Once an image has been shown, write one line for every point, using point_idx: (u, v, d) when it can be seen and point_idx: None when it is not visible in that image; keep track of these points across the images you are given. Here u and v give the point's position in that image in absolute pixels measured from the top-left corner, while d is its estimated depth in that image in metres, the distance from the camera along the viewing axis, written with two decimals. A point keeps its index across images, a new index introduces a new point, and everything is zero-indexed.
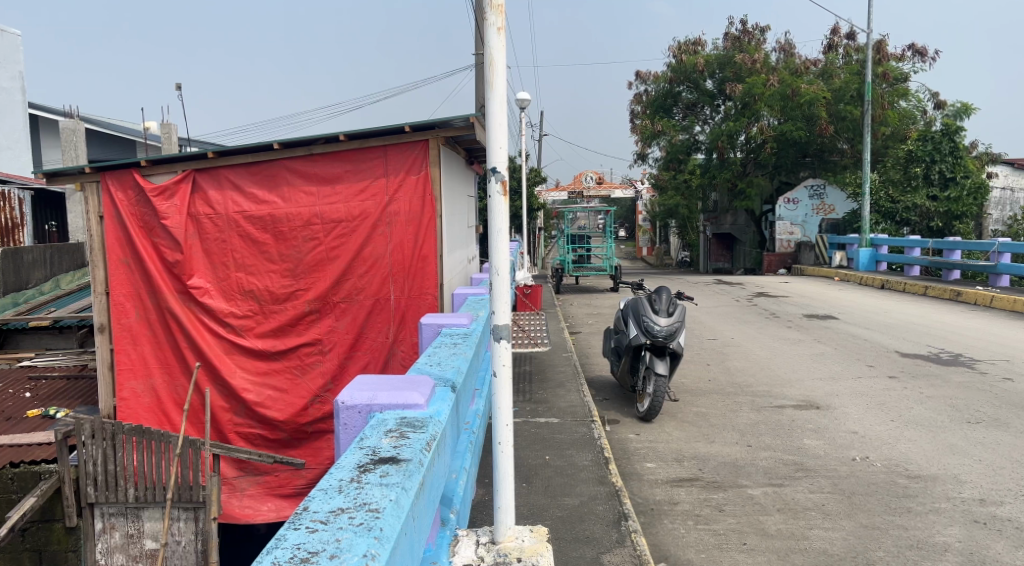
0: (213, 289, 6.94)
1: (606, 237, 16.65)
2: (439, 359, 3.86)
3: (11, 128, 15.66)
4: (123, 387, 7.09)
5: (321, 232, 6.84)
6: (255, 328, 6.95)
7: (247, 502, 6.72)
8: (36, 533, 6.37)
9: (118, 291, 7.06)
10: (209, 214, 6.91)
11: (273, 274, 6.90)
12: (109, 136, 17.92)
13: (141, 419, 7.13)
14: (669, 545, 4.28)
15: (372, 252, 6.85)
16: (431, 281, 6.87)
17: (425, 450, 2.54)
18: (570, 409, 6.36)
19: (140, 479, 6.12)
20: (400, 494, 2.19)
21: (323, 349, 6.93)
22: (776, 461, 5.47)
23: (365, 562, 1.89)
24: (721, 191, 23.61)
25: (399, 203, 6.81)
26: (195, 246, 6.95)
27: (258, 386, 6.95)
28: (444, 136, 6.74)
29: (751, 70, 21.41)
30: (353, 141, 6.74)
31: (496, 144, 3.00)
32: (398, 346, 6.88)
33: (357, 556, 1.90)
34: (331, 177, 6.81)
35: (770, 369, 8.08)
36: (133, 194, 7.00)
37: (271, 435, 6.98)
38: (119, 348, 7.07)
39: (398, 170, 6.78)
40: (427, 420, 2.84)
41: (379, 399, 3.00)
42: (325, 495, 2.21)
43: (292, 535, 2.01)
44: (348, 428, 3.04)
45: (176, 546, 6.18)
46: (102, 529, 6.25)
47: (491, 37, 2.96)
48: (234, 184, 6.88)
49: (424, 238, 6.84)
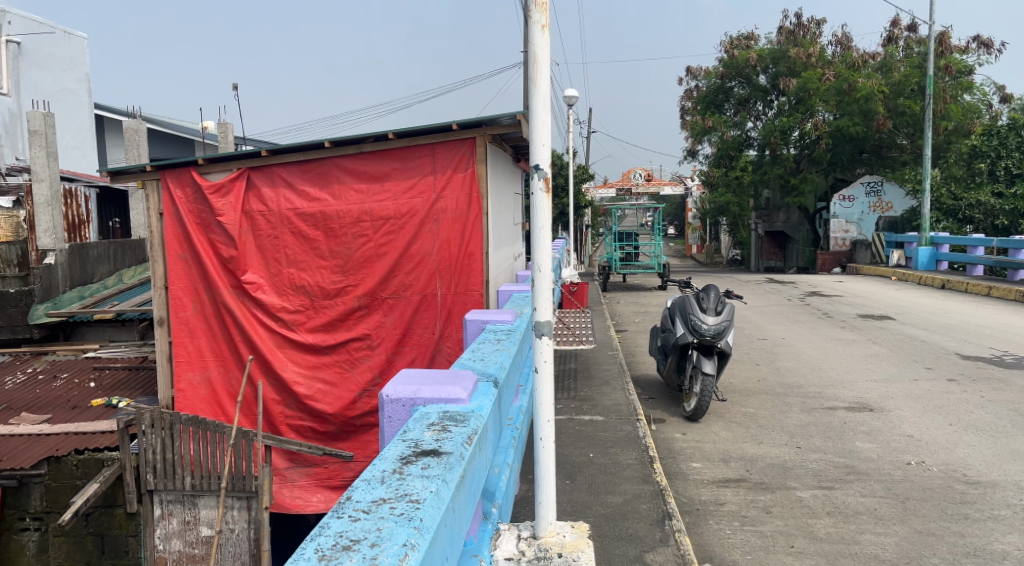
0: (266, 284, 7.12)
1: (654, 235, 16.50)
2: (482, 355, 3.90)
3: (79, 128, 16.33)
4: (181, 378, 7.35)
5: (369, 229, 6.96)
6: (306, 322, 7.11)
7: (298, 492, 6.91)
8: (99, 518, 6.64)
9: (177, 285, 7.31)
10: (263, 211, 7.09)
11: (323, 270, 7.04)
12: (170, 136, 18.50)
13: (197, 410, 7.37)
14: (714, 546, 4.26)
15: (419, 249, 6.94)
16: (477, 278, 6.90)
17: (466, 444, 2.58)
18: (615, 407, 6.35)
19: (197, 468, 6.33)
20: (440, 486, 2.24)
21: (371, 344, 7.05)
22: (826, 464, 5.38)
23: (404, 551, 1.94)
24: (774, 189, 23.22)
25: (446, 200, 6.87)
26: (249, 242, 7.13)
27: (309, 379, 7.12)
28: (491, 133, 6.76)
29: (805, 65, 21.06)
30: (401, 140, 6.84)
31: (539, 141, 3.01)
32: (445, 342, 6.95)
33: (397, 545, 1.95)
34: (380, 175, 6.93)
35: (822, 370, 7.93)
36: (190, 191, 7.23)
37: (321, 428, 7.15)
38: (177, 341, 7.33)
39: (445, 168, 6.85)
40: (469, 414, 2.88)
41: (422, 393, 3.05)
42: (367, 485, 2.26)
43: (335, 523, 2.07)
44: (393, 421, 3.10)
45: (230, 534, 6.36)
46: (161, 515, 6.47)
47: (536, 35, 2.98)
48: (286, 182, 7.05)
49: (470, 235, 6.88)
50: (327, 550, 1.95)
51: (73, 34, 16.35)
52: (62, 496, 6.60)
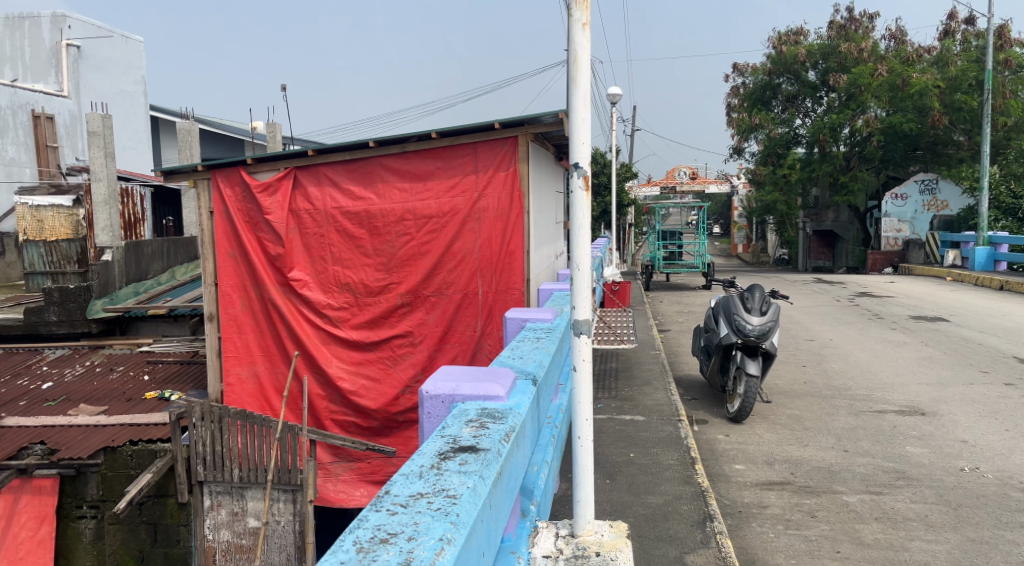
0: (311, 281, 7.25)
1: (698, 233, 16.33)
2: (521, 353, 3.91)
3: (135, 129, 16.86)
4: (230, 372, 7.53)
5: (412, 227, 7.03)
6: (350, 319, 7.22)
7: (342, 486, 7.04)
8: (152, 507, 6.79)
9: (226, 282, 7.49)
10: (309, 209, 7.22)
11: (367, 268, 7.14)
12: (221, 136, 18.94)
13: (245, 404, 7.55)
14: (756, 549, 4.21)
15: (461, 248, 6.99)
16: (518, 276, 6.92)
17: (504, 440, 2.60)
18: (657, 407, 6.31)
19: (245, 461, 6.50)
20: (477, 482, 2.26)
21: (413, 341, 7.13)
22: (875, 468, 5.27)
23: (440, 545, 1.96)
24: (823, 187, 22.77)
25: (488, 199, 6.90)
26: (296, 240, 7.27)
27: (353, 375, 7.23)
28: (533, 132, 6.76)
29: (857, 60, 20.63)
30: (444, 139, 6.89)
31: (579, 139, 3.01)
32: (486, 340, 6.99)
33: (433, 539, 1.98)
34: (424, 174, 6.99)
35: (872, 373, 7.76)
36: (240, 190, 7.40)
37: (364, 423, 7.25)
38: (226, 336, 7.51)
39: (487, 167, 6.88)
40: (507, 411, 2.90)
41: (461, 390, 3.08)
42: (406, 480, 2.30)
43: (374, 516, 2.11)
44: (432, 417, 3.14)
45: (277, 525, 6.52)
46: (211, 506, 6.64)
47: (577, 33, 2.98)
48: (332, 181, 7.16)
49: (511, 233, 6.90)
50: (365, 543, 1.98)
51: (130, 38, 16.84)
52: (116, 485, 6.72)
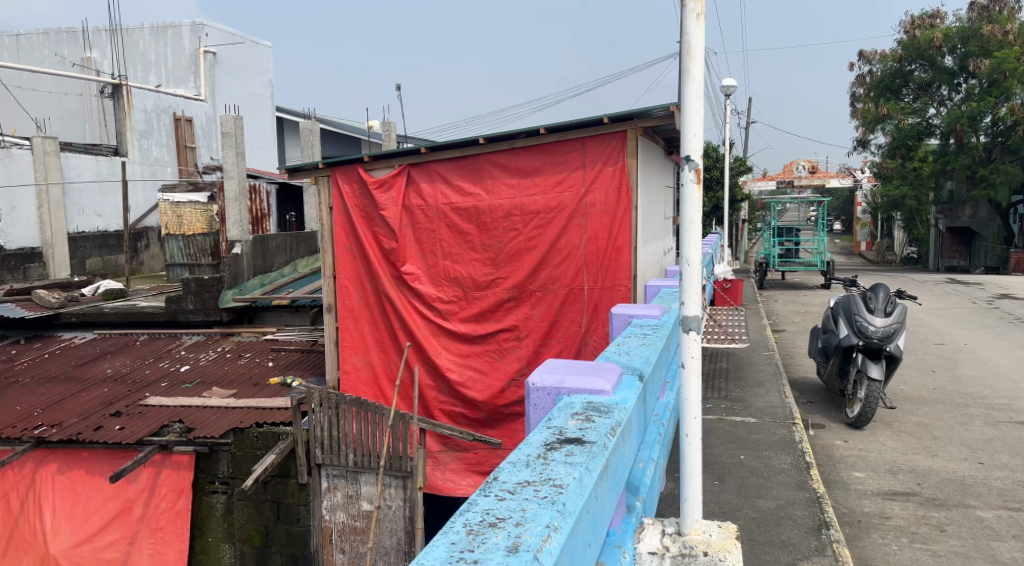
0: (423, 275, 7.46)
1: (818, 230, 15.68)
2: (628, 348, 3.90)
3: (263, 131, 17.85)
4: (346, 361, 7.86)
5: (520, 223, 7.11)
6: (459, 312, 7.38)
7: (449, 475, 7.23)
8: (275, 487, 7.13)
9: (344, 274, 7.82)
10: (421, 205, 7.42)
11: (475, 262, 7.28)
12: (341, 135, 19.74)
13: (360, 391, 7.86)
14: (877, 561, 4.03)
15: (568, 243, 7.01)
16: (625, 272, 6.87)
17: (610, 435, 2.60)
18: (769, 409, 6.13)
19: (359, 446, 6.78)
20: (583, 474, 2.27)
21: (519, 335, 7.21)
22: (1013, 483, 4.93)
23: (547, 532, 1.97)
24: (958, 181, 21.39)
25: (595, 194, 6.89)
26: (408, 235, 7.50)
27: (461, 367, 7.39)
28: (643, 126, 6.68)
29: (1001, 44, 19.29)
30: (553, 135, 6.92)
31: (691, 132, 2.95)
32: (591, 335, 6.99)
33: (541, 526, 1.99)
34: (532, 169, 7.05)
35: (1010, 381, 7.24)
36: (357, 187, 7.70)
37: (471, 415, 7.40)
38: (343, 327, 7.84)
39: (596, 162, 6.87)
40: (612, 405, 2.90)
41: (567, 383, 3.11)
42: (514, 468, 2.34)
43: (483, 500, 2.15)
44: (538, 409, 3.18)
45: (388, 510, 6.78)
46: (328, 487, 6.98)
47: (690, 24, 2.93)
48: (443, 177, 7.34)
49: (619, 228, 6.86)
50: (475, 525, 2.01)
51: (260, 44, 17.83)
52: (244, 464, 7.14)
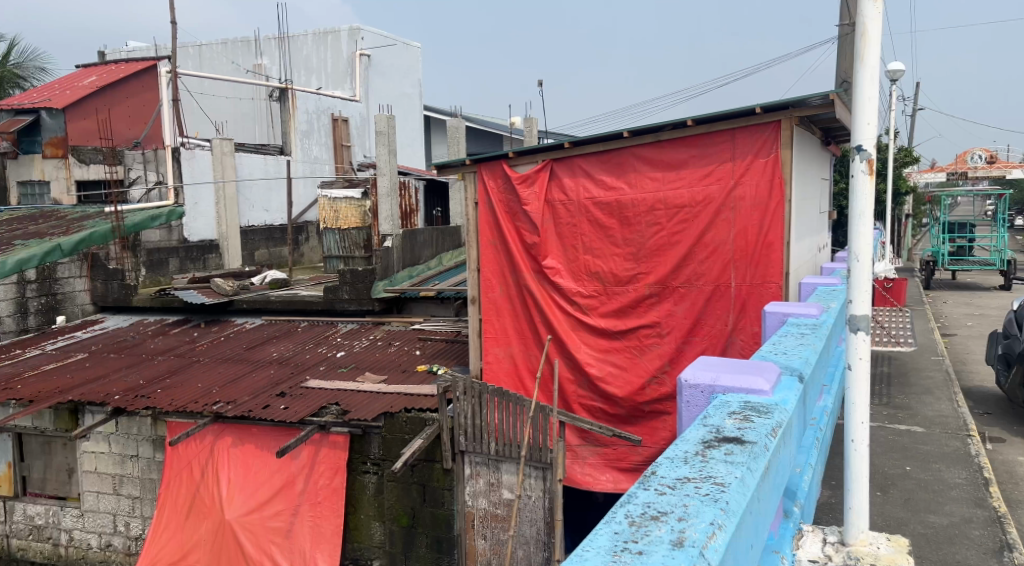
0: (563, 270, 7.50)
1: (994, 227, 14.41)
2: (785, 349, 3.75)
3: (412, 129, 18.58)
4: (488, 352, 8.04)
5: (664, 217, 6.99)
6: (599, 307, 7.35)
7: (589, 469, 7.24)
8: (421, 471, 7.41)
9: (487, 268, 7.99)
10: (563, 200, 7.46)
11: (617, 257, 7.23)
12: (485, 132, 20.18)
13: (501, 382, 8.01)
14: None
15: (714, 238, 6.83)
16: (776, 269, 6.60)
17: (770, 436, 2.52)
18: (939, 419, 5.71)
19: (501, 435, 6.93)
20: (745, 473, 2.21)
21: (661, 332, 7.10)
22: None
23: (711, 529, 1.93)
24: None
25: (745, 187, 6.66)
26: (550, 230, 7.56)
27: (600, 362, 7.37)
28: (799, 116, 6.39)
29: None
30: (701, 126, 6.74)
31: (863, 120, 2.79)
32: (738, 334, 6.79)
33: (704, 522, 1.95)
34: (677, 162, 6.91)
35: None
36: (501, 182, 7.83)
37: (611, 410, 7.37)
38: (485, 319, 8.02)
39: (746, 154, 6.65)
40: (772, 406, 2.80)
41: (722, 381, 3.03)
42: (672, 463, 2.32)
43: (642, 494, 2.14)
44: (691, 407, 3.11)
45: (528, 500, 6.90)
46: (471, 474, 7.20)
47: (866, 6, 2.76)
48: (586, 172, 7.34)
49: (770, 223, 6.61)
50: (635, 517, 2.01)
51: (411, 45, 18.55)
52: (394, 447, 7.47)
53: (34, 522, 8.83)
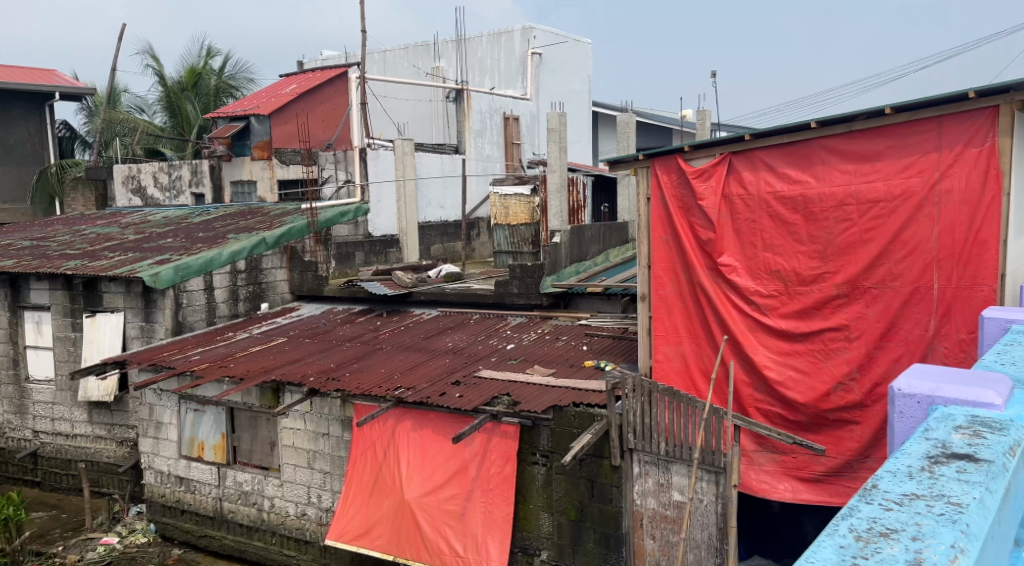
0: (740, 268, 7.19)
1: None
2: (1012, 358, 3.39)
3: (580, 125, 18.73)
4: (659, 350, 7.86)
5: (855, 213, 6.53)
6: (779, 308, 6.99)
7: (765, 477, 6.92)
8: (590, 465, 7.40)
9: (659, 265, 7.83)
10: (741, 194, 7.17)
11: (800, 255, 6.83)
12: (656, 126, 19.87)
13: (672, 382, 7.81)
14: None
15: (915, 235, 6.29)
16: (989, 271, 5.96)
17: (1009, 455, 2.26)
18: None
19: (671, 436, 6.77)
20: (985, 494, 2.00)
21: (850, 336, 6.63)
22: None
23: (953, 553, 1.76)
24: None
25: (952, 180, 6.11)
26: (726, 226, 7.29)
27: (780, 365, 6.99)
28: (1021, 99, 5.72)
29: None
30: (901, 114, 6.23)
31: None
32: (941, 341, 6.22)
33: (944, 545, 1.79)
34: (873, 154, 6.44)
35: None
36: (675, 177, 7.64)
37: (791, 417, 6.96)
38: (656, 316, 7.85)
39: (956, 143, 6.08)
40: (1007, 422, 2.51)
41: (943, 392, 2.76)
42: (895, 478, 2.14)
43: (866, 507, 1.99)
44: (906, 418, 2.87)
45: (700, 503, 6.72)
46: (640, 473, 7.08)
47: None
48: (767, 165, 7.01)
49: (983, 219, 6.00)
50: (860, 533, 1.86)
51: (582, 40, 18.58)
52: (563, 440, 7.54)
53: (243, 488, 9.61)
